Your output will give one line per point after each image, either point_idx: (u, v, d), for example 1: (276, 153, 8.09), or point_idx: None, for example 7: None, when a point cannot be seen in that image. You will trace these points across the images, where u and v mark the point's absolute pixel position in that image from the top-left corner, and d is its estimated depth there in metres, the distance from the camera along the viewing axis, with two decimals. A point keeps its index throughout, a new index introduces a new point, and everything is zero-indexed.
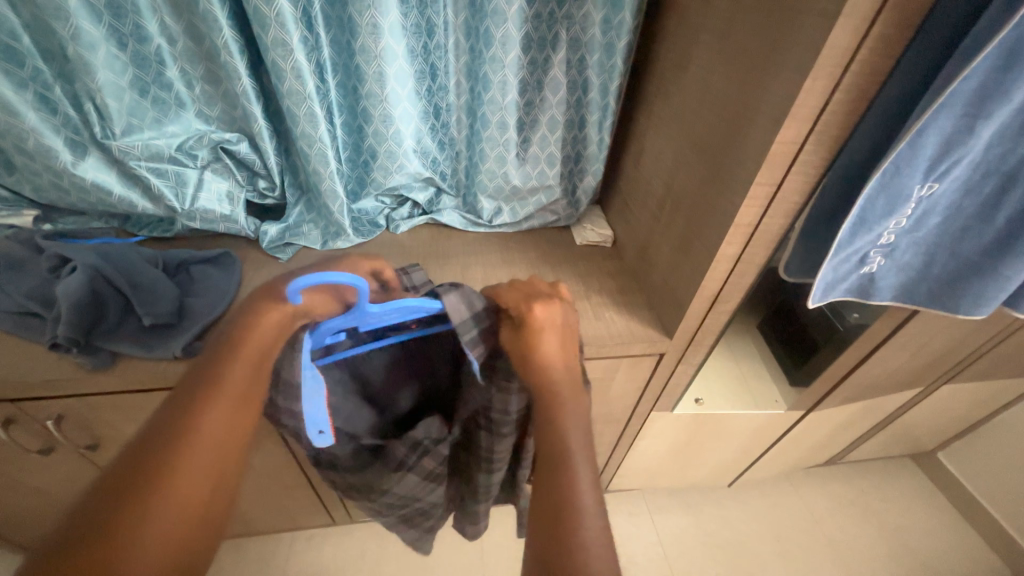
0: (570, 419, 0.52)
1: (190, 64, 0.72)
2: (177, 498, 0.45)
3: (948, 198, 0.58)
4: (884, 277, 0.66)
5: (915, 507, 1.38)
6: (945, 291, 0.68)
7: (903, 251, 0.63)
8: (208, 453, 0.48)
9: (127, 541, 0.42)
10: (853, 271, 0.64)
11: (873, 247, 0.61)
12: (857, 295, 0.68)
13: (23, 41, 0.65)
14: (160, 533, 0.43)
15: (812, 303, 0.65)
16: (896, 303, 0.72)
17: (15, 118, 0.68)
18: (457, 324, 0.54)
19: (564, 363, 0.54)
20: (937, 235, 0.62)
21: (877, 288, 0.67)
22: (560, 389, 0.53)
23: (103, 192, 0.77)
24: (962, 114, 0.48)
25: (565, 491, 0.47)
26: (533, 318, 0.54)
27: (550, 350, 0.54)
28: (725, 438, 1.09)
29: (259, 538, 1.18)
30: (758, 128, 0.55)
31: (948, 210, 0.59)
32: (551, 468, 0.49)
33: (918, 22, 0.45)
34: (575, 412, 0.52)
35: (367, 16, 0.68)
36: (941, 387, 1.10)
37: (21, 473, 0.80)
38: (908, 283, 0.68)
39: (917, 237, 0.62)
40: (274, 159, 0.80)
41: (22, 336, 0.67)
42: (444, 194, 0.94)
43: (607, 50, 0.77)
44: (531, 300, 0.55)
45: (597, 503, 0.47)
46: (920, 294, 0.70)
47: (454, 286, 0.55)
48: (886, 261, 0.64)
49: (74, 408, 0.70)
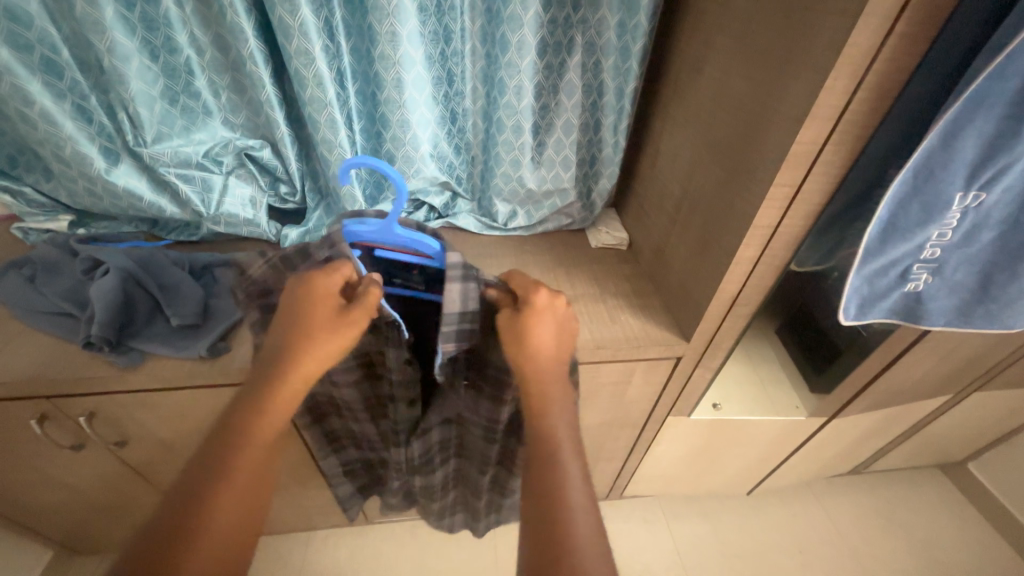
0: (557, 411, 0.53)
1: (216, 74, 0.75)
2: (229, 496, 0.46)
3: (1002, 211, 0.56)
4: (931, 295, 0.64)
5: (945, 520, 1.33)
6: (1003, 312, 0.65)
7: (954, 268, 0.61)
8: (245, 478, 0.48)
9: (185, 537, 0.43)
10: (894, 287, 0.62)
11: (916, 261, 0.60)
12: (901, 315, 0.66)
13: (62, 54, 0.68)
14: (220, 528, 0.44)
15: (846, 319, 0.64)
16: (950, 326, 0.68)
17: (55, 127, 0.71)
18: (444, 313, 0.56)
19: (553, 351, 0.56)
20: (993, 251, 0.59)
21: (927, 309, 0.65)
22: (545, 378, 0.54)
23: (134, 198, 0.80)
24: (1002, 117, 0.47)
25: (554, 479, 0.47)
26: (529, 309, 0.56)
27: (542, 336, 0.55)
28: (744, 445, 1.07)
29: (276, 537, 1.20)
30: (776, 129, 0.55)
31: (1002, 225, 0.57)
32: (540, 456, 0.50)
33: (945, 21, 0.45)
34: (564, 413, 0.53)
35: (386, 24, 0.69)
36: (972, 395, 1.06)
37: (53, 468, 0.83)
38: (964, 304, 0.65)
39: (969, 252, 0.59)
40: (295, 164, 0.82)
41: (56, 335, 0.70)
42: (460, 198, 0.95)
43: (622, 53, 0.77)
44: (538, 288, 0.56)
45: (587, 497, 0.46)
46: (976, 314, 0.66)
47: (462, 276, 0.56)
48: (934, 278, 0.62)
49: (105, 406, 0.72)
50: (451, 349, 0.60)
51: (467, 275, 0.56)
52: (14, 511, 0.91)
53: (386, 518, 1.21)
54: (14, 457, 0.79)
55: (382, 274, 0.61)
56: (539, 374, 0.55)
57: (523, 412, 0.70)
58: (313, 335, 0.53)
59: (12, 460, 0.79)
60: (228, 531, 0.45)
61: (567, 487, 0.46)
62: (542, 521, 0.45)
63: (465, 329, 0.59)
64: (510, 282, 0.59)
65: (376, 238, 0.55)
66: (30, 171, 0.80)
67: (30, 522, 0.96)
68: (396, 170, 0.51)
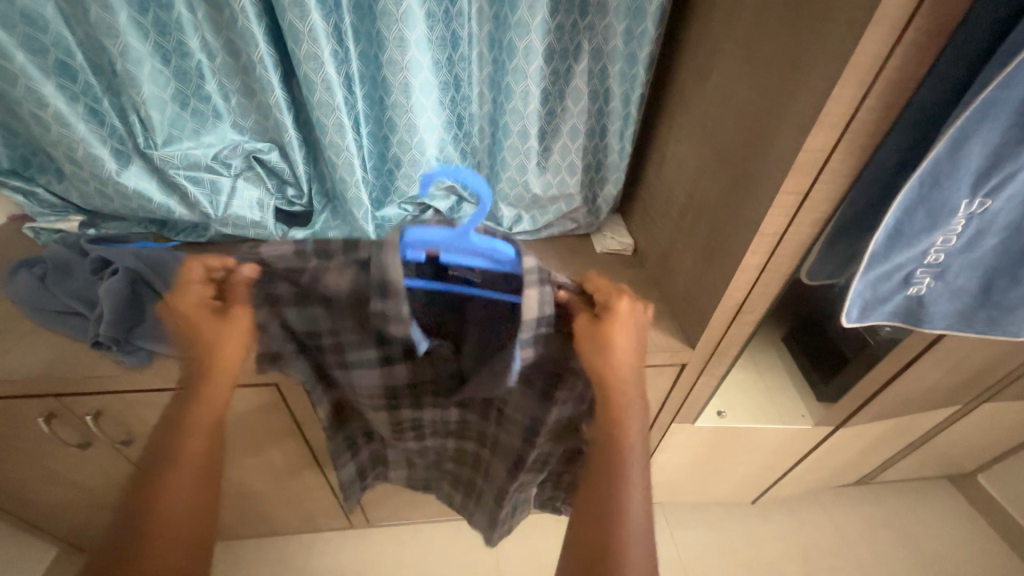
0: (632, 429, 0.55)
1: (226, 78, 0.75)
2: (170, 488, 0.51)
3: (1006, 217, 0.55)
4: (935, 301, 0.63)
5: (954, 532, 1.31)
6: (1009, 320, 0.64)
7: (957, 274, 0.61)
8: (194, 463, 0.53)
9: (140, 528, 0.48)
10: (897, 292, 0.62)
11: (920, 266, 0.59)
12: (904, 319, 0.66)
13: (76, 58, 0.70)
14: (167, 517, 0.49)
15: (848, 322, 0.64)
16: (952, 331, 0.68)
17: (67, 129, 0.72)
18: (524, 317, 0.52)
19: (631, 365, 0.57)
20: (996, 257, 0.59)
21: (929, 314, 0.64)
22: (621, 391, 0.56)
23: (144, 199, 0.80)
24: (1009, 124, 0.47)
25: (617, 494, 0.51)
26: (613, 316, 0.55)
27: (621, 346, 0.55)
28: (750, 453, 1.06)
29: (278, 539, 1.20)
30: (783, 137, 0.55)
31: (1006, 231, 0.57)
32: (608, 468, 0.53)
33: (953, 30, 0.45)
34: (637, 424, 0.56)
35: (394, 29, 0.70)
36: (982, 406, 1.04)
37: (58, 467, 0.84)
38: (966, 309, 0.64)
39: (972, 258, 0.59)
40: (303, 168, 0.83)
41: (67, 334, 0.71)
42: (466, 203, 0.93)
43: (629, 59, 0.77)
44: (622, 294, 0.55)
45: (644, 514, 0.50)
46: (980, 320, 0.65)
47: (541, 279, 0.52)
48: (937, 283, 0.61)
49: (111, 405, 0.73)
50: (529, 355, 0.56)
51: (544, 276, 0.53)
52: (18, 507, 0.92)
53: (388, 521, 1.20)
54: (21, 454, 0.79)
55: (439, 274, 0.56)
56: (614, 383, 0.56)
57: (569, 409, 0.68)
58: (217, 341, 0.55)
59: (18, 457, 0.80)
60: (180, 515, 0.50)
61: (627, 505, 0.50)
62: (599, 530, 0.49)
63: (541, 334, 0.55)
64: (587, 288, 0.57)
65: (448, 240, 0.53)
66: (42, 172, 0.81)
67: (34, 519, 0.97)
68: (479, 178, 0.54)
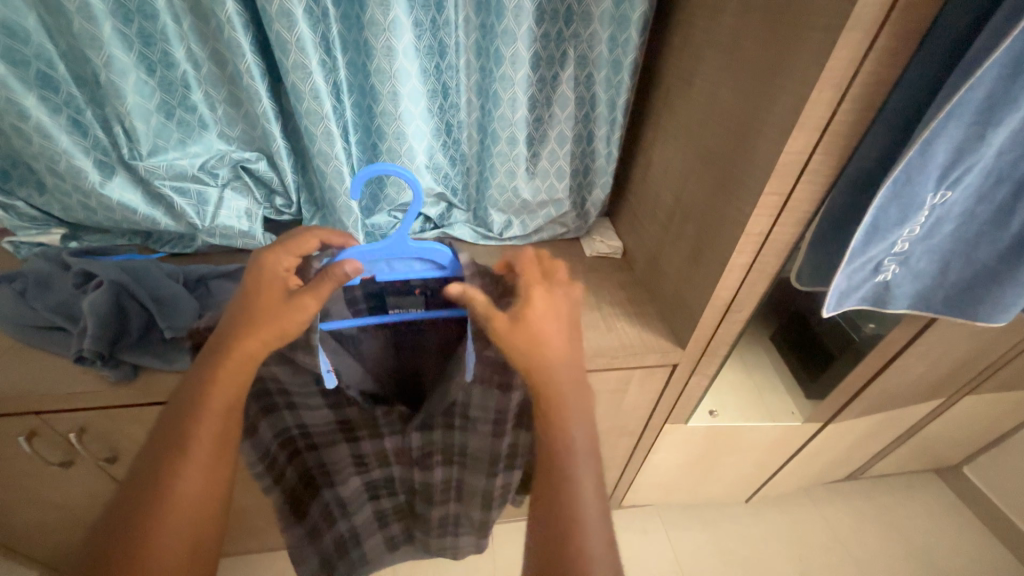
0: (574, 431, 0.50)
1: (213, 88, 0.75)
2: (178, 508, 0.47)
3: (962, 205, 0.58)
4: (900, 285, 0.66)
5: (942, 524, 1.33)
6: (964, 300, 0.68)
7: (918, 259, 0.64)
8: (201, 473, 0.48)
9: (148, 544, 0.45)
10: (868, 280, 0.64)
11: (888, 254, 0.61)
12: (872, 303, 0.68)
13: (58, 69, 0.69)
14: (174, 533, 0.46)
15: (826, 312, 0.65)
16: (912, 311, 0.71)
17: (49, 141, 0.71)
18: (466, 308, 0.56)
19: (566, 363, 0.51)
20: (953, 242, 0.62)
21: (893, 296, 0.67)
22: (556, 391, 0.50)
23: (129, 211, 0.79)
24: (970, 122, 0.49)
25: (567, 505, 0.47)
26: (533, 307, 0.51)
27: (546, 339, 0.50)
28: (743, 452, 1.07)
29: (269, 554, 1.17)
30: (765, 141, 0.56)
31: (961, 218, 0.60)
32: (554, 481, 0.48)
33: (922, 35, 0.47)
34: (580, 425, 0.50)
35: (382, 39, 0.70)
36: (965, 398, 1.07)
37: (40, 486, 0.81)
38: (924, 290, 0.68)
39: (932, 244, 0.62)
40: (291, 176, 0.83)
41: (50, 350, 0.69)
42: (455, 209, 0.96)
43: (614, 66, 0.79)
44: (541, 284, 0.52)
45: (598, 515, 0.47)
46: (938, 301, 0.69)
47: (478, 270, 0.57)
48: (902, 269, 0.64)
49: (96, 420, 0.71)
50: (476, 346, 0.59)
51: (474, 268, 0.56)
52: None
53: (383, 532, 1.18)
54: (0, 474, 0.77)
55: (377, 299, 0.60)
56: (549, 382, 0.50)
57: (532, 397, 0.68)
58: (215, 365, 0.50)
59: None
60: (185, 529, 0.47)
61: (580, 512, 0.46)
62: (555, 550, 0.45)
63: None
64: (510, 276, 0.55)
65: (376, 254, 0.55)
66: (22, 185, 0.79)
67: (15, 542, 0.93)
68: (411, 179, 0.51)
